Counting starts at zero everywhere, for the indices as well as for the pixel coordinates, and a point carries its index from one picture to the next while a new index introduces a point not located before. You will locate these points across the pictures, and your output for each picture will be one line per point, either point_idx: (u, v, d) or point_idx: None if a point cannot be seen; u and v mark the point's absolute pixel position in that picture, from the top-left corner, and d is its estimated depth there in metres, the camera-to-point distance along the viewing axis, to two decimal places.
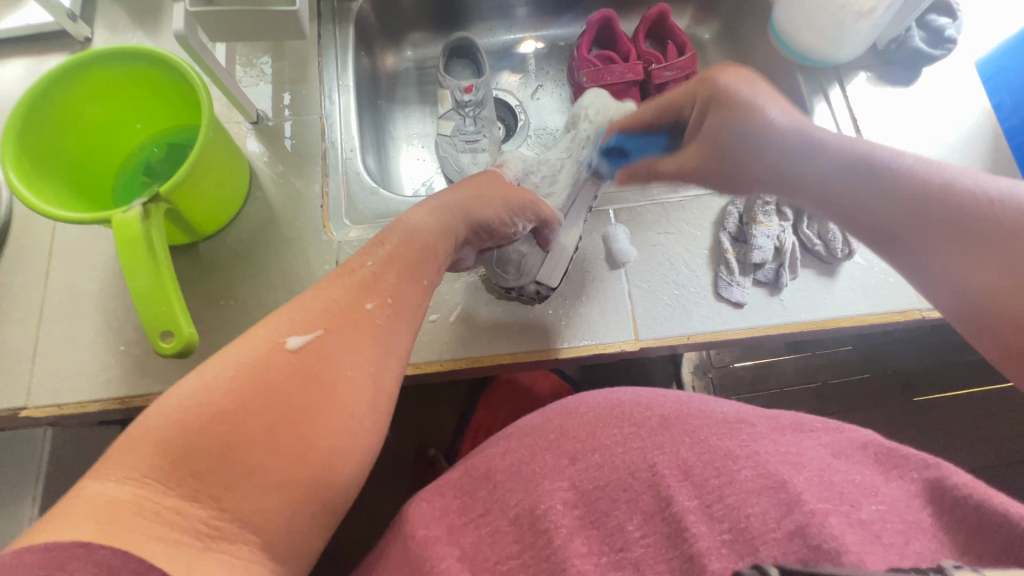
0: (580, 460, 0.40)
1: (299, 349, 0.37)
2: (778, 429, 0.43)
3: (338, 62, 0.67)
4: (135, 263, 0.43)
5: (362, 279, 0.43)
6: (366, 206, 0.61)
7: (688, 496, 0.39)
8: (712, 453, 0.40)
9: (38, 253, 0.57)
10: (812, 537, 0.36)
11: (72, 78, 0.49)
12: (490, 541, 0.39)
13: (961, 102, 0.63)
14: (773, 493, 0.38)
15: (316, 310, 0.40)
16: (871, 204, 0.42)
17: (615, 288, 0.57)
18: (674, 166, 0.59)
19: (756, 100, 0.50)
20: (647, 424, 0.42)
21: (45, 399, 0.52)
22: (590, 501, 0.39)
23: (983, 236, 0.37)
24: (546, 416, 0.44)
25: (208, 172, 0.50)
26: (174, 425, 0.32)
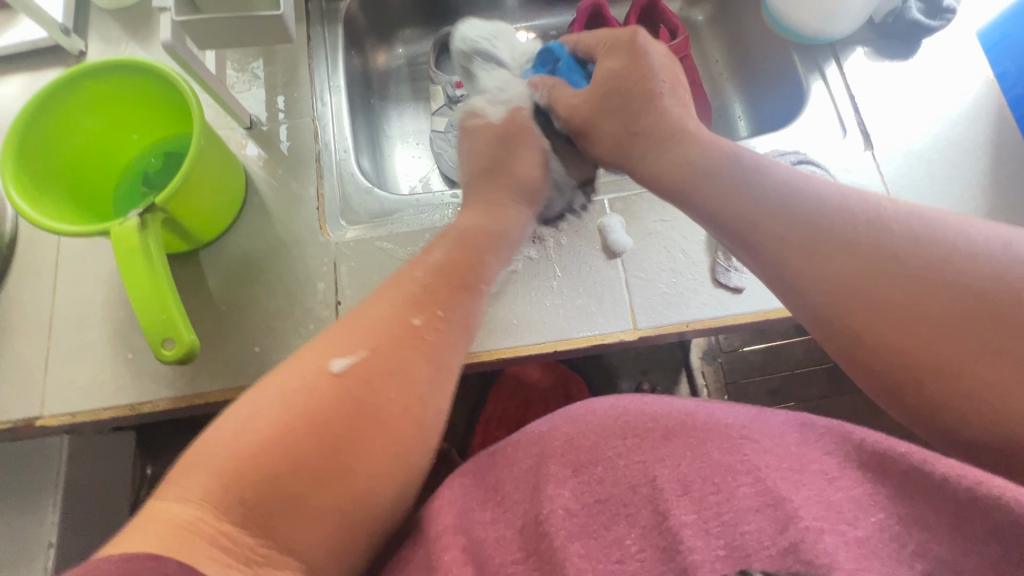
0: (583, 472, 0.40)
1: (344, 371, 0.38)
2: (782, 428, 0.42)
3: (328, 63, 0.67)
4: (135, 273, 0.43)
5: (412, 295, 0.43)
6: (361, 206, 0.61)
7: (686, 511, 0.37)
8: (713, 467, 0.39)
9: (45, 266, 0.58)
10: (805, 552, 0.34)
11: (65, 92, 0.50)
12: (495, 546, 0.39)
13: (962, 73, 0.61)
14: (770, 510, 0.36)
15: (365, 329, 0.40)
16: (742, 212, 0.41)
17: (613, 280, 0.56)
18: (569, 100, 0.55)
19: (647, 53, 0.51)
20: (650, 436, 0.41)
21: (58, 408, 0.54)
22: (592, 514, 0.39)
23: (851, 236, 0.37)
24: (553, 424, 0.44)
25: (203, 180, 0.51)
26: (227, 451, 0.33)
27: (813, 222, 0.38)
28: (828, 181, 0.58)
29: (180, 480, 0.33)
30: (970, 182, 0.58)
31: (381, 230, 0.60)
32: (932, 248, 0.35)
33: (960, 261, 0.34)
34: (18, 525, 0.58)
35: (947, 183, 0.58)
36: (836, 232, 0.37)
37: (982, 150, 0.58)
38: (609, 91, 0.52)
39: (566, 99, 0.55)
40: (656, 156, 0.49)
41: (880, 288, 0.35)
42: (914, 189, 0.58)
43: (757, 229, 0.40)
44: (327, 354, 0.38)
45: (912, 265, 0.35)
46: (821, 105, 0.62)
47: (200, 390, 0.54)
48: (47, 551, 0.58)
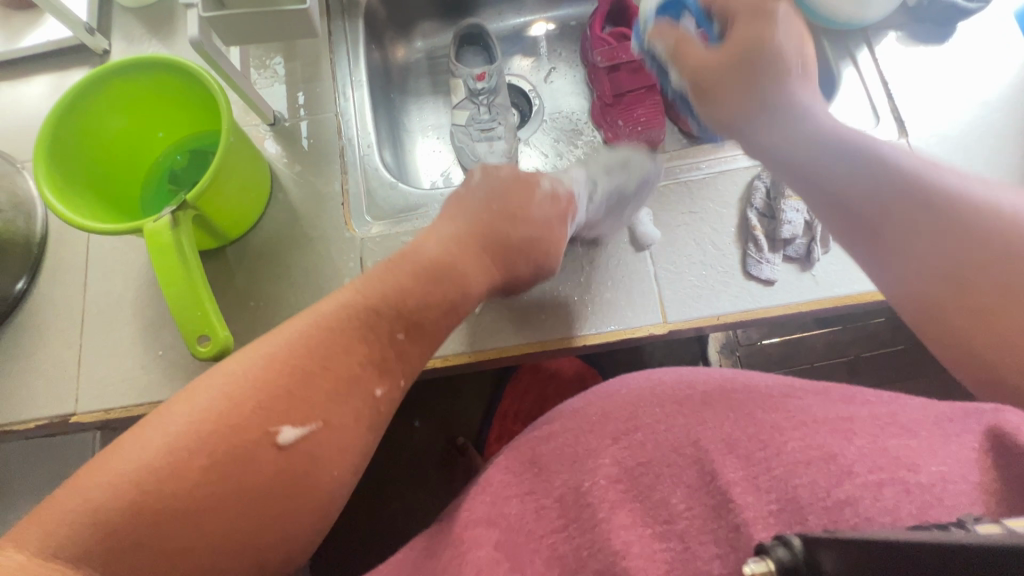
0: (623, 439, 0.40)
1: (290, 444, 0.38)
2: (828, 400, 0.41)
3: (350, 57, 0.66)
4: (168, 270, 0.43)
5: (364, 331, 0.42)
6: (385, 201, 0.61)
7: (733, 468, 0.39)
8: (758, 427, 0.40)
9: (75, 265, 0.58)
10: (840, 495, 0.37)
11: (94, 91, 0.50)
12: (535, 518, 0.40)
13: (1000, 57, 0.60)
14: (823, 464, 0.38)
15: (297, 380, 0.39)
16: (849, 183, 0.40)
17: (641, 273, 0.56)
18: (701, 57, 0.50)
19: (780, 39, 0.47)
20: (689, 403, 0.41)
21: (92, 405, 0.54)
22: (635, 477, 0.40)
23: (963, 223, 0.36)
24: (586, 400, 0.43)
25: (231, 175, 0.51)
26: (134, 474, 0.34)
27: (887, 176, 0.39)
28: None
29: (85, 484, 0.34)
30: (1011, 168, 0.56)
31: (406, 226, 0.59)
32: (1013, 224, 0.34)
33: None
34: None
35: (985, 170, 0.56)
36: (914, 184, 0.38)
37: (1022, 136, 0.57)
38: (747, 50, 0.47)
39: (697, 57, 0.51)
40: (755, 122, 0.48)
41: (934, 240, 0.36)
42: None
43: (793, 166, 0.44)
44: (262, 408, 0.37)
45: (979, 223, 0.35)
46: (853, 92, 0.61)
47: None
48: None
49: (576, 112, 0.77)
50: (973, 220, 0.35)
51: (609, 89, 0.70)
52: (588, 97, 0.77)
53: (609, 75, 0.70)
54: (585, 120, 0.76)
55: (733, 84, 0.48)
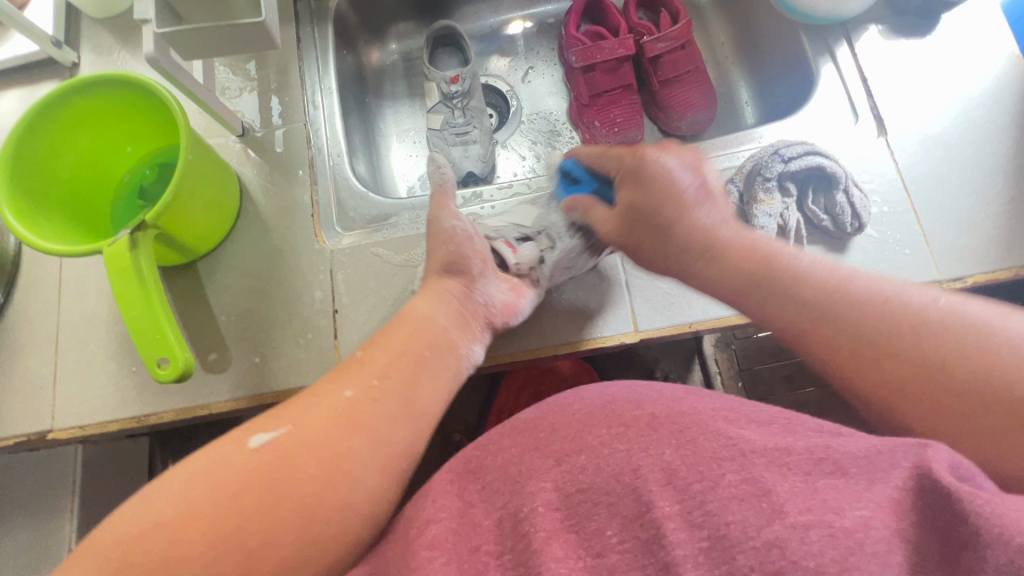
0: (565, 460, 0.35)
1: (261, 448, 0.36)
2: (770, 431, 0.35)
3: (320, 64, 0.66)
4: (127, 292, 0.43)
5: (359, 365, 0.41)
6: (357, 211, 0.61)
7: (669, 500, 0.32)
8: (697, 454, 0.33)
9: (49, 282, 0.59)
10: (790, 550, 0.29)
11: (55, 109, 0.50)
12: (468, 534, 0.34)
13: (986, 48, 0.58)
14: (756, 500, 0.31)
15: (296, 405, 0.38)
16: (745, 274, 0.42)
17: (612, 282, 0.55)
18: (602, 220, 0.50)
19: (667, 170, 0.46)
20: (633, 425, 0.36)
21: (69, 422, 0.55)
22: (571, 505, 0.34)
23: (849, 314, 0.37)
24: (539, 411, 0.40)
25: (193, 192, 0.50)
26: (116, 544, 0.31)
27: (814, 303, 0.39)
28: (836, 174, 0.53)
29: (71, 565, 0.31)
30: (994, 165, 0.54)
31: (376, 236, 0.59)
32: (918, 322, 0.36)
33: (932, 327, 0.35)
34: (39, 533, 0.60)
35: (968, 169, 0.55)
36: (809, 294, 0.39)
37: (1007, 131, 0.55)
38: (629, 212, 0.47)
39: (600, 215, 0.51)
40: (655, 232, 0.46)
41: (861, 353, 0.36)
42: (930, 178, 0.55)
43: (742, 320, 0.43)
44: (253, 431, 0.37)
45: (881, 325, 0.36)
46: (832, 90, 0.59)
47: (205, 403, 0.55)
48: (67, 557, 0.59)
49: (553, 112, 0.76)
50: (877, 318, 0.36)
51: (585, 89, 0.69)
52: (566, 97, 0.76)
53: (584, 75, 0.69)
54: (562, 120, 0.75)
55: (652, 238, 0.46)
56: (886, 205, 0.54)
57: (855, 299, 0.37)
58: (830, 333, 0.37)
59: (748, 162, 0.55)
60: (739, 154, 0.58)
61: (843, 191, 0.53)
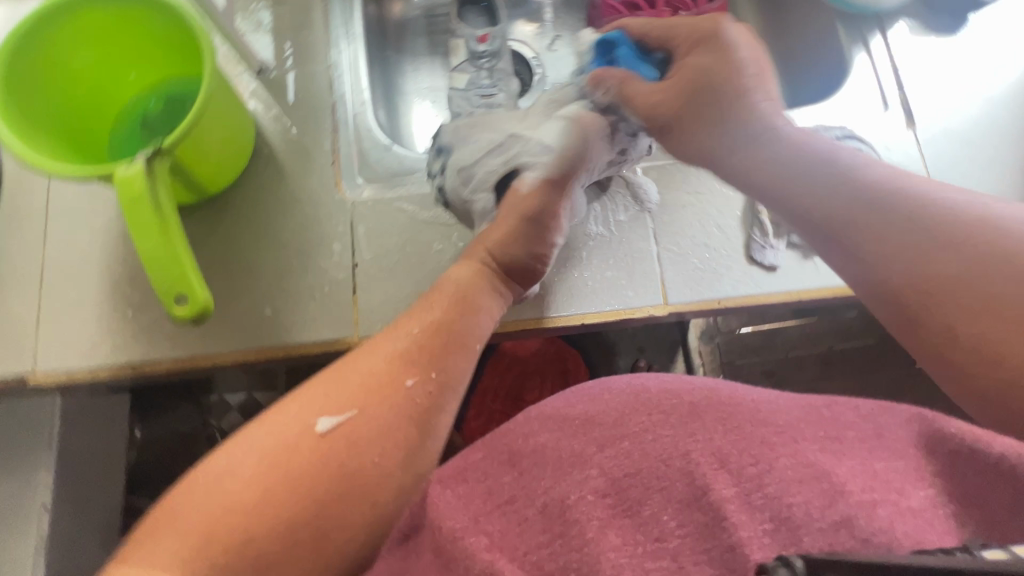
0: (609, 447, 0.35)
1: (327, 433, 0.38)
2: (810, 423, 0.36)
3: (344, 6, 0.62)
4: (142, 223, 0.40)
5: (396, 352, 0.42)
6: (380, 164, 0.58)
7: (726, 484, 0.33)
8: (747, 440, 0.34)
9: (34, 215, 0.53)
10: (858, 528, 0.31)
11: (57, 18, 0.45)
12: (518, 533, 0.34)
13: (1010, 52, 0.59)
14: (816, 483, 0.32)
15: (352, 386, 0.40)
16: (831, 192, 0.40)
17: (644, 253, 0.54)
18: (643, 94, 0.47)
19: (733, 52, 0.45)
20: (677, 411, 0.36)
21: (53, 367, 0.50)
22: (622, 491, 0.34)
23: (928, 219, 0.37)
24: (569, 401, 0.40)
25: (213, 123, 0.47)
26: (202, 517, 0.34)
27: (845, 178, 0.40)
28: None
29: (159, 538, 0.34)
30: (1010, 166, 0.56)
31: (400, 191, 0.56)
32: (941, 204, 0.37)
33: (971, 236, 0.35)
34: (11, 488, 0.55)
35: (987, 166, 0.56)
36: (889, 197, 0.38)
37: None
38: (694, 81, 0.46)
39: (644, 88, 0.48)
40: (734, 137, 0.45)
41: (899, 229, 0.37)
42: (951, 173, 0.56)
43: (762, 189, 0.43)
44: (309, 414, 0.38)
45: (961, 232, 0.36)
46: (864, 79, 0.60)
47: (208, 352, 0.51)
48: (42, 514, 0.55)
49: None
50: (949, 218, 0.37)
51: None
52: None
53: None
54: None
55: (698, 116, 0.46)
56: None
57: (924, 211, 0.37)
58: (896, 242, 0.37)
59: None
60: None
61: None
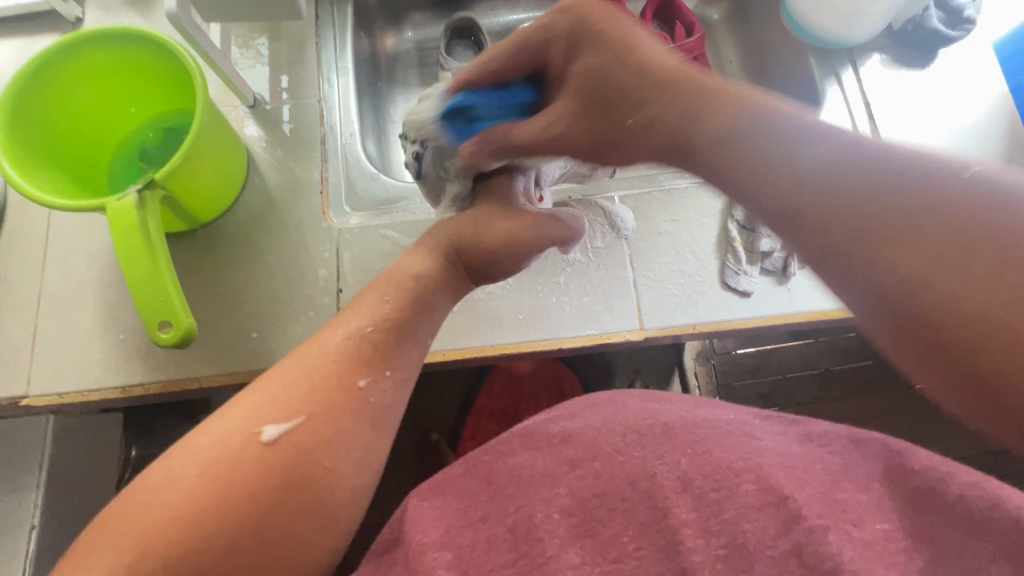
0: (580, 466, 0.41)
1: (275, 442, 0.35)
2: (776, 453, 0.40)
3: (337, 42, 0.65)
4: (131, 252, 0.42)
5: (350, 352, 0.39)
6: (367, 193, 0.60)
7: (686, 508, 0.38)
8: (712, 464, 0.39)
9: (35, 242, 0.56)
10: (807, 557, 0.33)
11: (60, 59, 0.48)
12: (485, 551, 0.38)
13: (979, 85, 0.61)
14: (773, 508, 0.36)
15: (303, 388, 0.37)
16: (830, 182, 0.28)
17: (621, 279, 0.55)
18: (532, 131, 0.43)
19: (626, 31, 0.38)
20: (648, 432, 0.42)
21: (46, 389, 0.52)
22: (587, 509, 0.39)
23: (934, 195, 0.26)
24: (546, 425, 0.46)
25: (205, 156, 0.49)
26: (144, 529, 0.32)
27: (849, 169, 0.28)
28: None
29: (92, 550, 0.32)
30: None
31: (386, 218, 0.58)
32: (912, 155, 0.28)
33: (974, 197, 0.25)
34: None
35: None
36: (887, 166, 0.28)
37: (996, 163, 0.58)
38: (587, 89, 0.39)
39: (530, 128, 0.43)
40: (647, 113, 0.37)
41: (877, 209, 0.27)
42: None
43: (758, 176, 0.31)
44: (256, 420, 0.35)
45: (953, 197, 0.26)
46: (836, 111, 0.62)
47: (194, 375, 0.53)
48: (29, 535, 0.56)
49: None
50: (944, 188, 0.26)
51: None
52: None
53: None
54: None
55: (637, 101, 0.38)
56: None
57: (912, 182, 0.27)
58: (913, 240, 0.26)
59: None
60: None
61: None
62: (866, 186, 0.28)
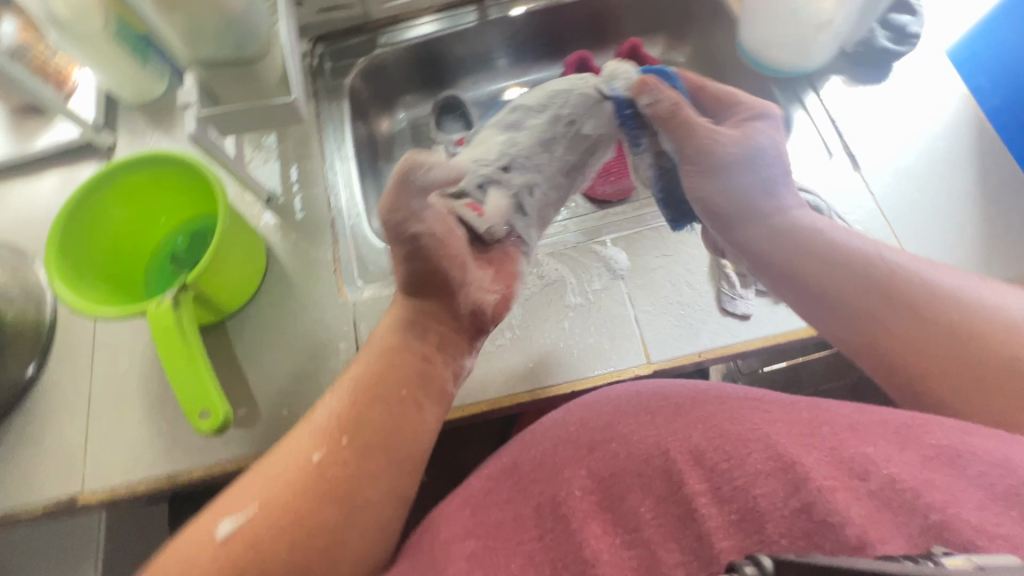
0: (597, 449, 0.43)
1: (227, 536, 0.39)
2: (791, 428, 0.41)
3: (337, 135, 0.72)
4: (171, 350, 0.47)
5: (321, 427, 0.44)
6: (376, 265, 0.64)
7: (698, 479, 0.40)
8: (724, 437, 0.41)
9: (83, 348, 0.61)
10: (816, 512, 0.37)
11: (101, 186, 0.55)
12: (512, 526, 0.41)
13: (937, 91, 0.64)
14: (779, 475, 0.39)
15: (266, 476, 0.42)
16: (794, 254, 0.52)
17: (622, 316, 0.58)
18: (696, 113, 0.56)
19: (715, 137, 0.55)
20: (662, 411, 0.44)
21: (98, 486, 0.56)
22: (606, 488, 0.42)
23: (875, 289, 0.49)
24: (569, 410, 0.47)
25: (229, 254, 0.54)
26: None
27: (800, 233, 0.53)
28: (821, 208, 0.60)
29: None
30: (959, 195, 0.59)
31: (397, 286, 0.62)
32: (885, 268, 0.49)
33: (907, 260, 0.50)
34: None
35: (940, 195, 0.59)
36: (830, 247, 0.51)
37: (967, 163, 0.60)
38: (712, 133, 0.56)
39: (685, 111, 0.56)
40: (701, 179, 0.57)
41: (825, 269, 0.51)
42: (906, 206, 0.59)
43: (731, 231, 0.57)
44: (214, 519, 0.40)
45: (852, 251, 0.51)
46: (807, 133, 0.65)
47: (234, 456, 0.56)
48: None
49: None
50: (885, 272, 0.49)
51: None
52: None
53: None
54: None
55: (707, 172, 0.56)
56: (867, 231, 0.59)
57: (856, 265, 0.50)
58: (865, 319, 0.49)
59: None
60: None
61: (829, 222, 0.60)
62: (810, 262, 0.51)
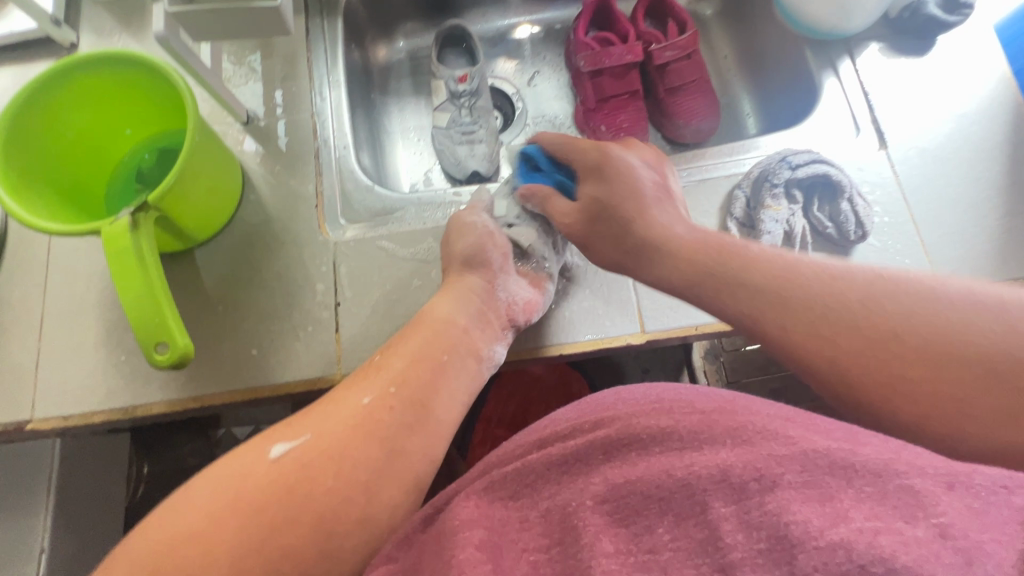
0: (614, 455, 0.33)
1: (279, 457, 0.38)
2: (820, 431, 0.32)
3: (328, 56, 0.65)
4: (125, 275, 0.42)
5: (376, 378, 0.42)
6: (361, 204, 0.60)
7: (724, 501, 0.29)
8: (755, 454, 0.30)
9: (35, 265, 0.56)
10: (858, 553, 0.25)
11: (54, 86, 0.48)
12: (518, 530, 0.32)
13: (977, 69, 0.60)
14: (819, 504, 0.27)
15: (320, 413, 0.41)
16: (741, 299, 0.39)
17: (618, 282, 0.54)
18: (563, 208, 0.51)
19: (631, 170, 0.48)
20: (687, 421, 0.34)
21: (49, 413, 0.52)
22: (622, 498, 0.31)
23: (837, 317, 0.36)
24: (583, 408, 0.40)
25: (197, 176, 0.49)
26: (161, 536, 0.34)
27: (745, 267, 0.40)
28: (842, 183, 0.55)
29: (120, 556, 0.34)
30: (985, 183, 0.56)
31: (384, 229, 0.58)
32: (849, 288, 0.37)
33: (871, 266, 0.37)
34: (11, 527, 0.57)
35: (965, 182, 0.56)
36: (764, 269, 0.40)
37: (997, 151, 0.57)
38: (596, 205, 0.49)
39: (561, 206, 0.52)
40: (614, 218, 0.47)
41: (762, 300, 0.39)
42: (928, 190, 0.56)
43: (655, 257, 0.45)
44: (271, 441, 0.39)
45: (787, 271, 0.39)
46: (834, 103, 0.61)
47: (197, 394, 0.53)
48: (38, 556, 0.57)
49: (558, 116, 0.75)
50: (834, 287, 0.37)
51: (592, 94, 0.69)
52: (572, 102, 0.75)
53: (591, 79, 0.69)
54: (567, 124, 0.74)
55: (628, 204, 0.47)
56: (887, 213, 0.55)
57: (802, 289, 0.38)
58: (844, 362, 0.36)
59: (756, 167, 0.56)
60: (746, 160, 0.59)
61: (848, 199, 0.54)
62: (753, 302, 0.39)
